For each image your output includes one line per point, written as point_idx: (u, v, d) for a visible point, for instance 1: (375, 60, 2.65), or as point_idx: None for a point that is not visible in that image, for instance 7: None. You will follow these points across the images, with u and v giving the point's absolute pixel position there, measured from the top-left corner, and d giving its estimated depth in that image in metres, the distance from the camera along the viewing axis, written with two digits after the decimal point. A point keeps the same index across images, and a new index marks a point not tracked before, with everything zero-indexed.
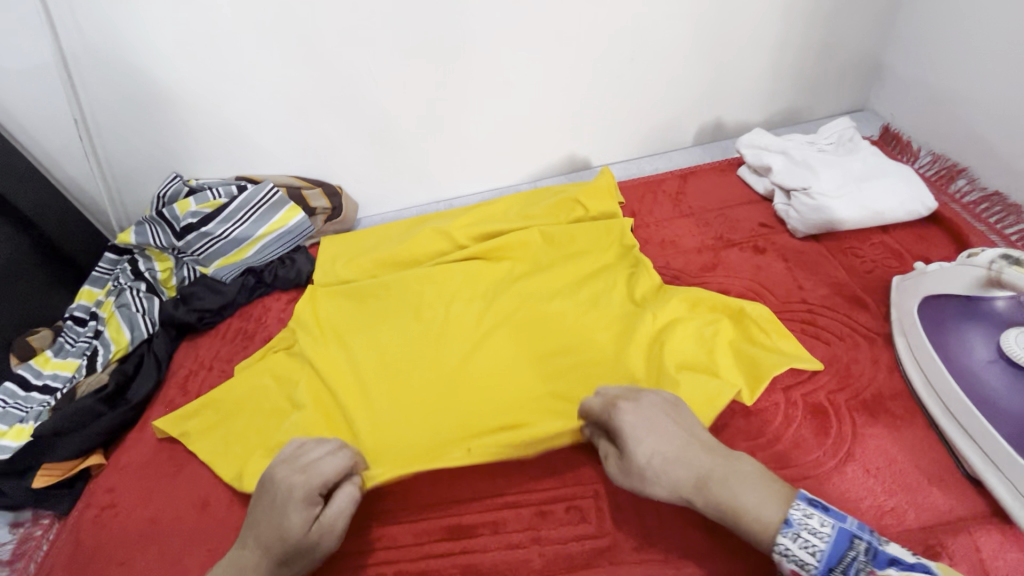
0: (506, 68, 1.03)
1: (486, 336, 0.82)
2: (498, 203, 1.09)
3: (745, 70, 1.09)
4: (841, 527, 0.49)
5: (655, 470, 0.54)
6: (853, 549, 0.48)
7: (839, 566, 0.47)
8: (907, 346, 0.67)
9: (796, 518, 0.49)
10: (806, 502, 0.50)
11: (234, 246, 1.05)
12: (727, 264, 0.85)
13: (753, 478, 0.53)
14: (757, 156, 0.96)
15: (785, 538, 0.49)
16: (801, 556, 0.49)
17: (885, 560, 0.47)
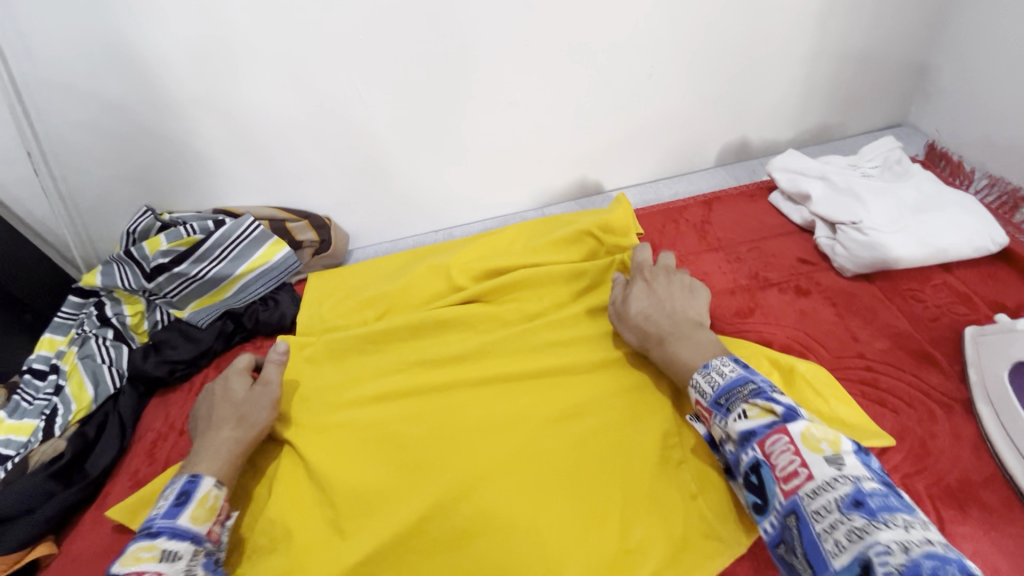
0: (510, 87, 0.94)
1: (494, 407, 0.72)
2: (504, 233, 0.98)
3: (773, 84, 0.99)
4: (744, 374, 0.56)
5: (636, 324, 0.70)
6: (743, 388, 0.55)
7: (725, 397, 0.56)
8: (995, 420, 0.57)
9: (715, 364, 0.59)
10: (732, 359, 0.59)
11: (211, 287, 0.95)
12: (764, 309, 0.75)
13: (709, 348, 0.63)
14: (793, 181, 0.86)
15: (698, 374, 0.59)
16: (704, 390, 0.58)
17: (765, 396, 0.53)
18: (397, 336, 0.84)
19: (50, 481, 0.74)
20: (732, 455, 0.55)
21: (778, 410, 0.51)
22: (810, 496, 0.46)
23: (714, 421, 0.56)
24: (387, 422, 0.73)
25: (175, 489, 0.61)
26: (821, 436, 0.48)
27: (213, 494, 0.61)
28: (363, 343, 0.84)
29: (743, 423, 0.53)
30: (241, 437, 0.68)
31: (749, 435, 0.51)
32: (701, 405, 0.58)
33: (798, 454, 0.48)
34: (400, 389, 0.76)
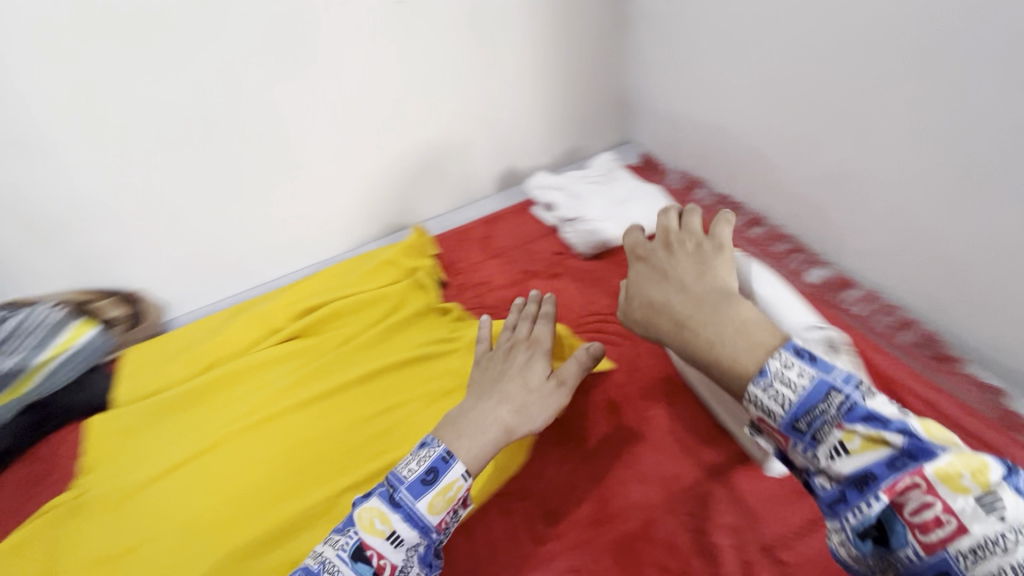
0: (295, 147, 1.06)
1: (311, 422, 0.82)
2: (318, 276, 1.08)
3: (522, 122, 1.24)
4: (823, 377, 0.47)
5: (649, 312, 0.63)
6: (825, 402, 0.46)
7: (805, 419, 0.47)
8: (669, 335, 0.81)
9: (774, 369, 0.48)
10: (793, 353, 0.49)
11: (6, 383, 0.89)
12: (531, 293, 0.95)
13: (750, 320, 0.54)
14: (542, 194, 1.09)
15: (756, 385, 0.49)
16: (771, 407, 0.48)
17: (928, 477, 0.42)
18: (218, 385, 0.89)
19: None
20: (826, 490, 0.46)
21: (895, 440, 0.43)
22: (965, 554, 0.40)
23: (793, 447, 0.48)
24: (211, 461, 0.79)
25: (427, 459, 0.61)
26: (959, 466, 0.42)
27: (458, 485, 0.60)
28: (183, 399, 0.88)
29: (848, 462, 0.44)
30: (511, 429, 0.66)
31: (868, 477, 0.44)
32: (768, 424, 0.49)
33: (936, 495, 0.41)
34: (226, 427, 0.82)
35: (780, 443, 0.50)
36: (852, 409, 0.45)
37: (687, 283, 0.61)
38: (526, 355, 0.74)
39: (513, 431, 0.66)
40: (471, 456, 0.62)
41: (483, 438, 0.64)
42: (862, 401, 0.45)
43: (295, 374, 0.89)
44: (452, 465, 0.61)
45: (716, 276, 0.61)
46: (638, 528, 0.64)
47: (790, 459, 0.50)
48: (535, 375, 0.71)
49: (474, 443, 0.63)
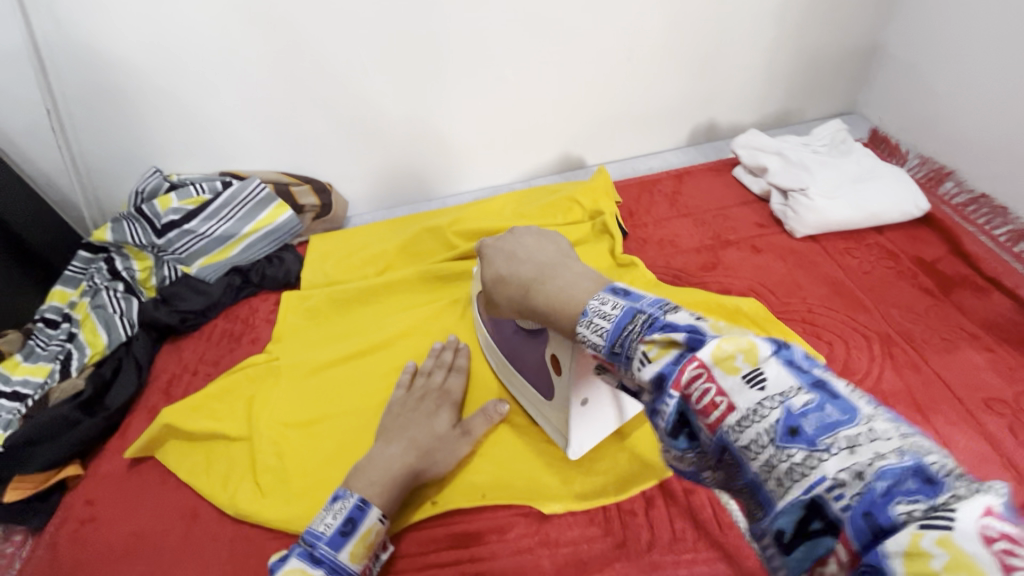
0: (503, 63, 1.02)
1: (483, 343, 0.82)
2: (494, 201, 1.06)
3: (737, 72, 1.11)
4: (628, 304, 0.39)
5: (501, 293, 0.56)
6: (632, 322, 0.38)
7: (663, 369, 0.36)
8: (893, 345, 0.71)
9: (592, 308, 0.42)
10: (609, 293, 0.42)
11: (218, 245, 1.00)
12: (726, 264, 0.86)
13: (583, 275, 0.48)
14: (753, 156, 0.97)
15: (580, 326, 0.42)
16: (592, 339, 0.40)
17: (660, 325, 0.37)
18: (396, 288, 0.92)
19: (75, 410, 0.80)
20: (710, 443, 0.34)
21: (741, 368, 0.33)
22: (809, 471, 0.29)
23: (654, 404, 0.37)
24: (389, 359, 0.82)
25: (342, 511, 0.55)
26: (798, 383, 0.32)
27: (375, 530, 0.55)
28: (365, 294, 0.92)
29: (703, 399, 0.33)
30: (420, 470, 0.61)
31: (729, 426, 0.32)
32: (598, 358, 0.41)
33: (783, 420, 0.31)
34: (398, 330, 0.85)
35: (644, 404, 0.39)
36: (697, 341, 0.35)
37: (527, 254, 0.56)
38: (434, 403, 0.68)
39: (418, 475, 0.61)
40: (382, 498, 0.57)
41: (390, 483, 0.58)
42: (699, 326, 0.36)
43: (464, 293, 0.89)
44: (370, 511, 0.55)
45: (514, 265, 0.56)
46: None
47: (650, 411, 0.38)
48: (444, 419, 0.66)
49: (388, 487, 0.58)
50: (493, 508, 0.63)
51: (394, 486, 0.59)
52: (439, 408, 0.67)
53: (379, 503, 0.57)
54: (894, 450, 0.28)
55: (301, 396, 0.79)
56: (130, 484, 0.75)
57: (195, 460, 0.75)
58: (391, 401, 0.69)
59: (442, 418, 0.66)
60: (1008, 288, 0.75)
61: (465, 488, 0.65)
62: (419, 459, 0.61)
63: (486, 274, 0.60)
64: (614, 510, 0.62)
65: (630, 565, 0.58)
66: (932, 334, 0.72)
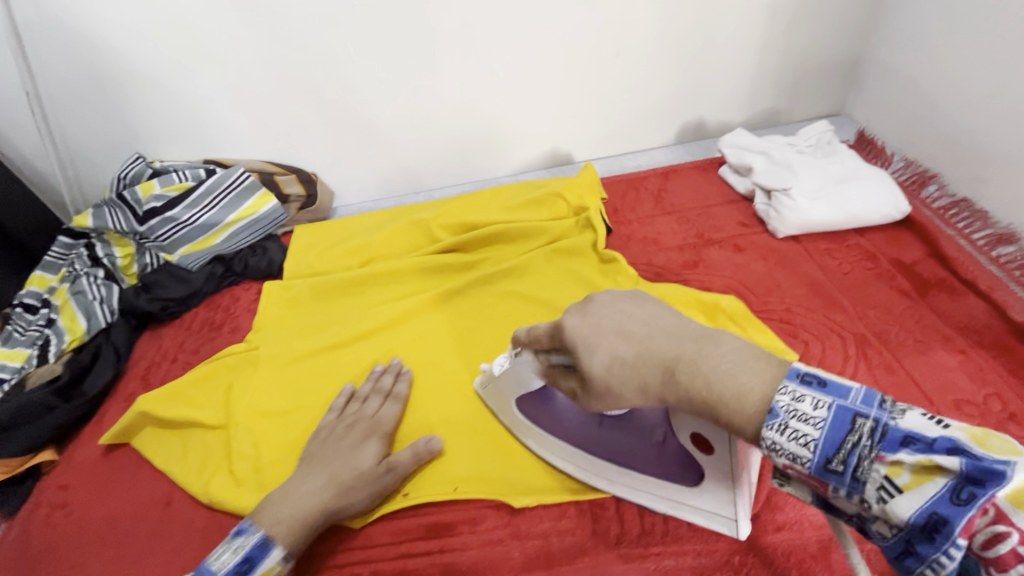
0: (491, 56, 1.01)
1: (464, 336, 0.82)
2: (480, 196, 1.06)
3: (726, 70, 1.11)
4: (840, 404, 0.38)
5: (614, 379, 0.47)
6: (853, 433, 0.37)
7: (836, 458, 0.37)
8: (868, 345, 0.71)
9: (783, 406, 0.39)
10: (798, 383, 0.39)
11: (201, 233, 0.99)
12: (708, 262, 0.86)
13: (735, 351, 0.43)
14: (738, 155, 0.97)
15: (770, 430, 0.39)
16: (793, 450, 0.39)
17: (897, 439, 0.36)
18: (380, 279, 0.92)
19: (51, 396, 0.79)
20: (887, 539, 0.37)
21: (938, 461, 0.34)
22: None
23: (830, 491, 0.39)
24: (369, 350, 0.82)
25: (241, 548, 0.55)
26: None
27: (275, 570, 0.56)
28: (348, 285, 0.92)
29: (898, 497, 0.35)
30: (333, 508, 0.59)
31: (936, 523, 0.34)
32: (796, 470, 0.39)
33: (1010, 525, 0.33)
34: (380, 321, 0.84)
35: (813, 489, 0.41)
36: (880, 436, 0.36)
37: (639, 330, 0.47)
38: (362, 434, 0.66)
39: (331, 514, 0.59)
40: (289, 538, 0.57)
41: (298, 522, 0.57)
42: (892, 423, 0.37)
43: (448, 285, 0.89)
44: (270, 552, 0.55)
45: (644, 347, 0.46)
46: (817, 549, 0.57)
47: (824, 496, 0.40)
48: (370, 452, 0.64)
49: (295, 525, 0.57)
50: (466, 499, 0.64)
51: (303, 525, 0.58)
52: (365, 440, 0.65)
53: (285, 544, 0.56)
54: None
55: (280, 386, 0.79)
56: (104, 471, 0.75)
57: (172, 447, 0.75)
58: (322, 430, 0.68)
59: (366, 452, 0.64)
60: (984, 291, 0.75)
61: (439, 480, 0.65)
62: (333, 496, 0.60)
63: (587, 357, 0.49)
64: (586, 503, 0.62)
65: (599, 558, 0.58)
66: (906, 335, 0.72)
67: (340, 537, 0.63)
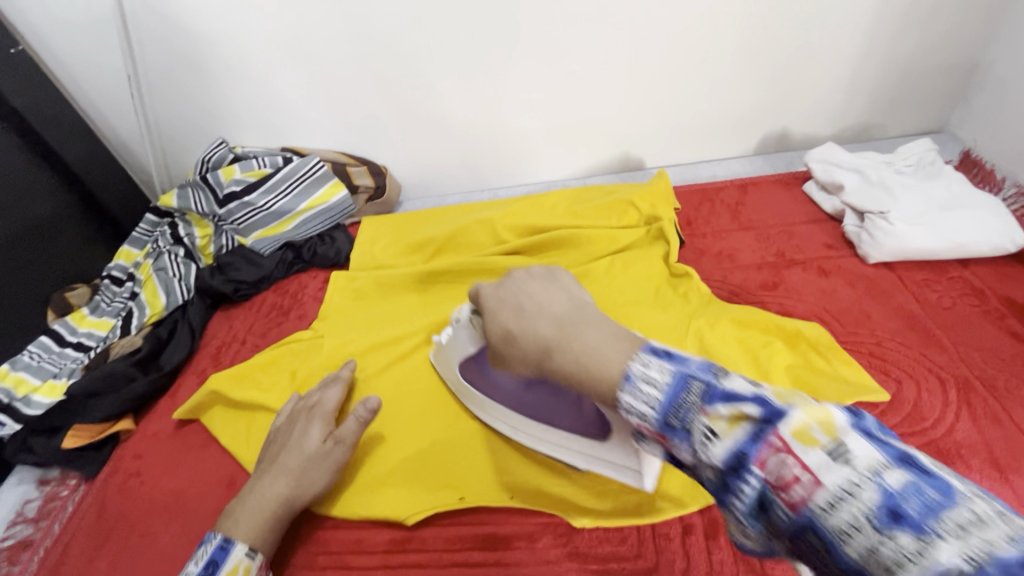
0: (570, 57, 0.99)
1: None
2: (547, 198, 1.04)
3: (819, 80, 1.05)
4: (680, 369, 0.37)
5: (521, 356, 0.51)
6: (688, 393, 0.36)
7: (674, 415, 0.37)
8: (973, 392, 0.65)
9: (636, 372, 0.39)
10: (649, 353, 0.40)
11: (274, 219, 1.02)
12: (788, 284, 0.81)
13: (607, 329, 0.45)
14: (828, 171, 0.91)
15: (624, 394, 0.39)
16: (642, 410, 0.38)
17: (721, 396, 0.35)
18: (444, 277, 0.92)
19: (131, 367, 0.84)
20: (712, 482, 0.36)
21: (749, 411, 0.33)
22: (824, 510, 0.30)
23: (677, 449, 0.37)
24: (430, 347, 0.82)
25: (204, 554, 0.56)
26: (807, 419, 0.32)
27: (243, 565, 0.56)
28: (413, 281, 0.92)
29: (718, 446, 0.34)
30: (291, 497, 0.61)
31: (740, 462, 0.33)
32: (647, 429, 0.39)
33: (793, 456, 0.32)
34: (444, 317, 0.84)
35: (666, 452, 0.39)
36: (711, 392, 0.35)
37: (541, 305, 0.52)
38: (307, 420, 0.66)
39: (291, 503, 0.61)
40: (252, 534, 0.58)
41: (263, 518, 0.59)
42: (721, 379, 0.36)
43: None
44: (232, 551, 0.56)
45: (531, 320, 0.51)
46: None
47: (675, 456, 0.38)
48: (313, 435, 0.64)
49: (257, 522, 0.58)
50: (520, 513, 0.62)
51: (265, 519, 0.59)
52: (307, 423, 0.66)
53: (247, 539, 0.57)
54: (865, 476, 0.30)
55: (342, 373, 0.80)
56: (176, 443, 0.78)
57: (238, 427, 0.77)
58: (272, 430, 0.69)
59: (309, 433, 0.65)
60: None
61: (494, 489, 0.64)
62: (289, 485, 0.61)
63: (493, 329, 0.56)
64: (649, 531, 0.59)
65: None
66: (1017, 384, 0.66)
67: (394, 539, 0.63)
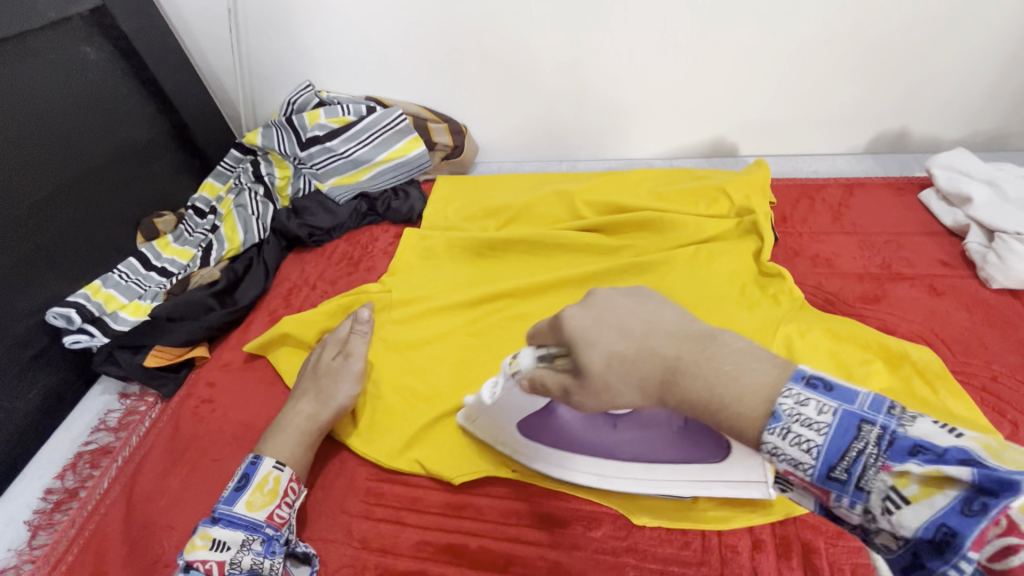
0: (679, 28, 0.92)
1: None
2: (629, 175, 0.98)
3: (955, 77, 0.94)
4: (845, 409, 0.35)
5: (603, 385, 0.44)
6: (859, 441, 0.34)
7: (840, 467, 0.35)
8: None
9: (784, 408, 0.37)
10: (802, 383, 0.37)
11: (352, 167, 1.01)
12: (893, 299, 0.74)
13: (739, 350, 0.41)
14: (953, 180, 0.82)
15: (772, 435, 0.36)
16: (796, 456, 0.36)
17: (907, 448, 0.33)
18: (517, 245, 0.90)
19: (210, 298, 0.87)
20: (893, 541, 0.34)
21: (949, 473, 0.31)
22: None
23: (835, 499, 0.36)
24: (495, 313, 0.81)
25: (240, 469, 0.61)
26: (1006, 473, 0.31)
27: (273, 475, 0.60)
28: (485, 246, 0.90)
29: (905, 510, 0.32)
30: (315, 414, 0.67)
31: (946, 535, 0.31)
32: (796, 476, 0.37)
33: (1007, 526, 0.31)
34: (509, 286, 0.82)
35: (814, 494, 0.38)
36: (894, 446, 0.33)
37: (629, 321, 0.44)
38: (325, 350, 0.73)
39: (316, 417, 0.66)
40: (284, 452, 0.63)
41: (298, 437, 0.65)
42: (905, 432, 0.34)
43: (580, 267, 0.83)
44: (261, 464, 0.61)
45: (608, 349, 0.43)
46: None
47: (826, 501, 0.37)
48: (325, 356, 0.72)
49: (291, 440, 0.64)
50: (578, 498, 0.61)
51: (295, 437, 0.65)
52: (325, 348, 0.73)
53: (279, 456, 0.63)
54: (959, 511, 0.31)
55: (406, 327, 0.79)
56: (247, 375, 0.81)
57: None
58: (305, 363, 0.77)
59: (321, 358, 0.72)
60: None
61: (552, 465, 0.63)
62: (312, 405, 0.67)
63: (587, 353, 0.44)
64: (715, 540, 0.57)
65: None
66: None
67: (449, 503, 0.63)
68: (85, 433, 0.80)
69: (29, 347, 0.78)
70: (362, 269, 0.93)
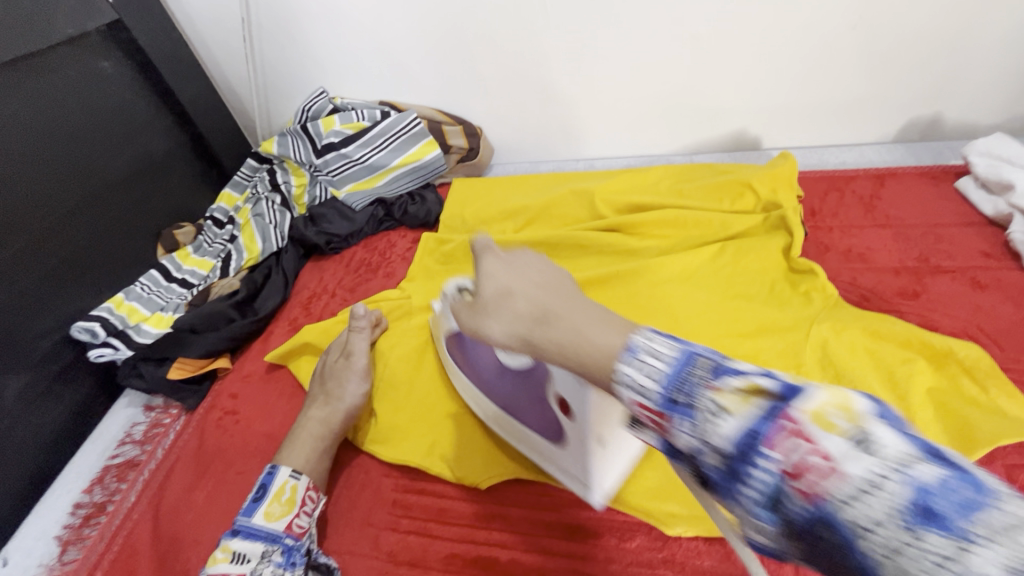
0: (699, 20, 0.89)
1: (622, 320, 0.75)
2: (649, 172, 0.96)
3: (991, 60, 0.90)
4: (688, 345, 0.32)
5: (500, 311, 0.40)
6: (692, 368, 0.31)
7: (677, 391, 0.30)
8: None
9: (638, 343, 0.32)
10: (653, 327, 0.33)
11: (367, 173, 1.01)
12: (933, 294, 0.71)
13: None
14: (992, 167, 0.79)
15: (623, 368, 0.32)
16: (638, 385, 0.32)
17: (733, 371, 0.30)
18: (537, 247, 0.88)
19: (231, 309, 0.86)
20: (715, 472, 0.30)
21: (765, 386, 0.29)
22: (851, 505, 0.25)
23: (672, 430, 0.31)
24: None
25: (257, 480, 0.60)
26: (829, 403, 0.27)
27: (291, 484, 0.59)
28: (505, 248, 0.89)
29: (726, 424, 0.29)
30: (327, 419, 0.66)
31: (752, 443, 0.28)
32: (647, 413, 0.32)
33: (810, 440, 0.27)
34: None
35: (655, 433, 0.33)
36: (722, 369, 0.30)
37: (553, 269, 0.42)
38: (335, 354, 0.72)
39: (329, 422, 0.66)
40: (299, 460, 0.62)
41: (311, 444, 0.64)
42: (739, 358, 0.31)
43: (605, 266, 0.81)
44: (278, 473, 0.60)
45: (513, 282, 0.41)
46: None
47: (671, 444, 0.32)
48: (330, 361, 0.72)
49: (305, 447, 0.63)
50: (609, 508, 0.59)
51: (309, 444, 0.64)
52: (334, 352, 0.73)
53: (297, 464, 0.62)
54: (892, 469, 0.25)
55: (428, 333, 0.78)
56: (270, 385, 0.80)
57: None
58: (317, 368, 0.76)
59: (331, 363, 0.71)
60: None
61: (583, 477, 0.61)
62: (322, 410, 0.67)
63: (488, 282, 0.42)
64: None
65: None
66: None
67: (478, 514, 0.62)
68: (111, 445, 0.80)
69: (56, 361, 0.78)
70: (381, 276, 0.92)
